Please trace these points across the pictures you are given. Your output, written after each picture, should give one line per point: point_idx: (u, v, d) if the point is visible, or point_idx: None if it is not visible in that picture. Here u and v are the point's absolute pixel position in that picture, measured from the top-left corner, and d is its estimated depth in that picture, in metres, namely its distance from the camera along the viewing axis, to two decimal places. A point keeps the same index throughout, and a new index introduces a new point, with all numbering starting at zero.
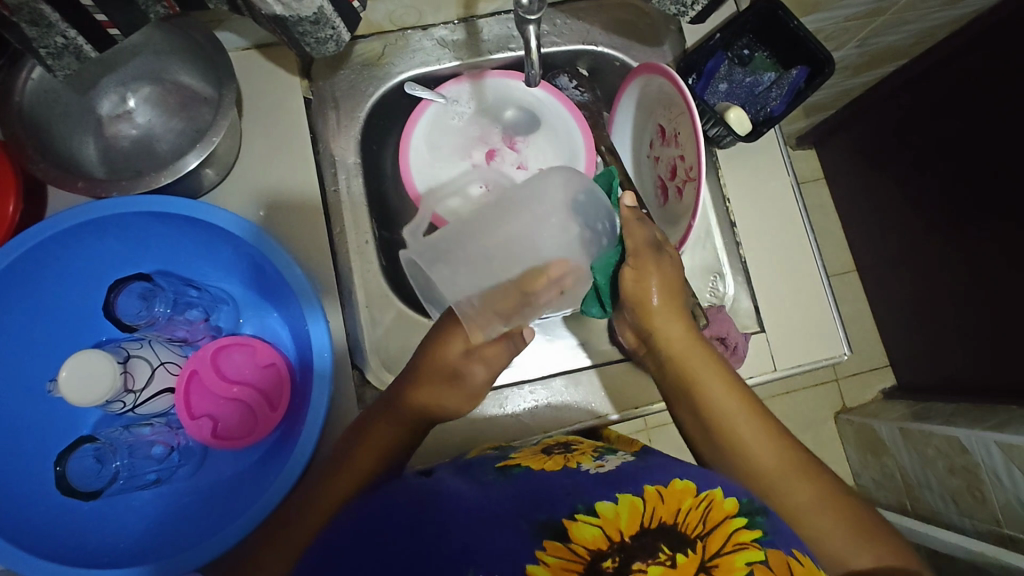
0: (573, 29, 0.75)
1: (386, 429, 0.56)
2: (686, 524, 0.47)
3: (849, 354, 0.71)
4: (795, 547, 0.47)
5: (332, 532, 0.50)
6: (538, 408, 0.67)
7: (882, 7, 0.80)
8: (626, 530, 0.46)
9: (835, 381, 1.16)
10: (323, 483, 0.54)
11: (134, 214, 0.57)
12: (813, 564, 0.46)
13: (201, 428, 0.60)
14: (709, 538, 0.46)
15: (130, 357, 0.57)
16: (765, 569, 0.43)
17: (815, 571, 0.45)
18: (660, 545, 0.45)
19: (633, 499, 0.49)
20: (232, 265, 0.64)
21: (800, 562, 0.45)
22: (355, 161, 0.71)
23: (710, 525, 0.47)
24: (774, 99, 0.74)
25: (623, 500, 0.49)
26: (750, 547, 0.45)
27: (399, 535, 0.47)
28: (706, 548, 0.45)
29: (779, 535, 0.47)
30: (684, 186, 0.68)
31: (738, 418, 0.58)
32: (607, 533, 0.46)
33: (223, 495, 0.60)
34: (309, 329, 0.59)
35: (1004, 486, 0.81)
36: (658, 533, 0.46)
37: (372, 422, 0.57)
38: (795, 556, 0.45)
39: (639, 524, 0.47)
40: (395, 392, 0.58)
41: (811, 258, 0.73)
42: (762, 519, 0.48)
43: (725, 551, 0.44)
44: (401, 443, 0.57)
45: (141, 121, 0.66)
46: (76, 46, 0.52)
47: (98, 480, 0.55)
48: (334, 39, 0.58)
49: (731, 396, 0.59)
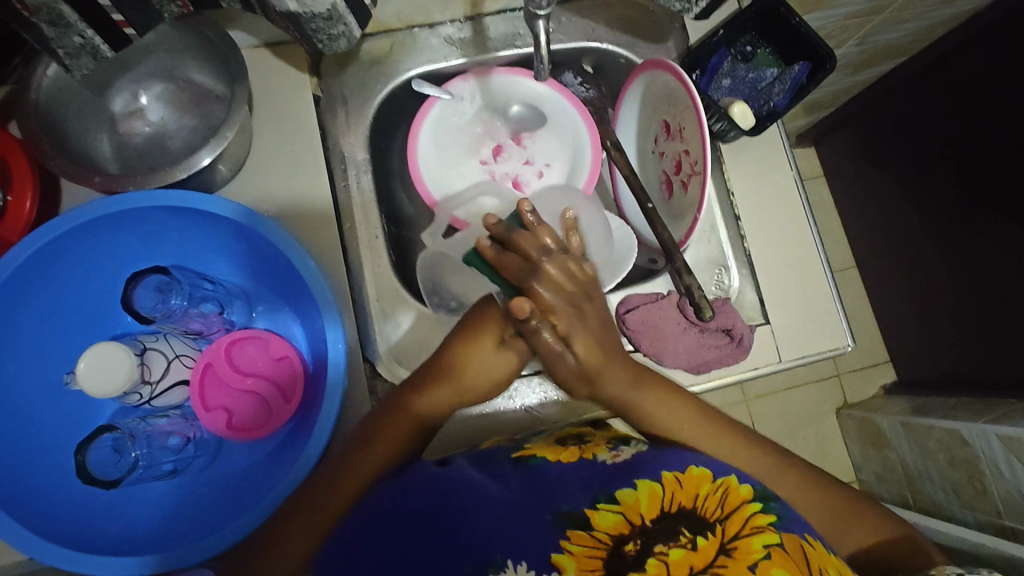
0: (578, 26, 0.76)
1: (400, 426, 0.56)
2: (705, 508, 0.48)
3: (853, 346, 0.72)
4: (808, 531, 0.48)
5: (354, 523, 0.50)
6: (547, 402, 0.68)
7: (881, 6, 0.81)
8: (646, 515, 0.48)
9: (836, 376, 1.18)
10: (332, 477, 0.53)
11: (149, 209, 0.58)
12: (824, 549, 0.47)
13: (216, 420, 0.61)
14: (727, 521, 0.47)
15: (145, 350, 0.58)
16: (783, 553, 0.44)
17: (828, 556, 0.46)
18: (681, 529, 0.46)
19: (652, 485, 0.51)
20: (243, 260, 0.64)
21: (813, 547, 0.47)
22: (364, 158, 0.72)
23: (728, 510, 0.48)
24: (778, 94, 0.77)
25: (642, 487, 0.51)
26: (767, 531, 0.46)
27: (425, 523, 0.50)
28: (724, 531, 0.46)
29: (792, 519, 0.49)
30: (690, 181, 0.69)
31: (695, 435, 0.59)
32: (627, 519, 0.48)
33: (236, 486, 0.61)
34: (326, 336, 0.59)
35: (1004, 477, 0.82)
36: (679, 518, 0.47)
37: (386, 416, 0.56)
38: (809, 541, 0.47)
39: (659, 509, 0.48)
40: (397, 396, 0.57)
41: (815, 251, 0.74)
42: (776, 504, 0.50)
43: (743, 534, 0.46)
44: (413, 440, 0.57)
45: (154, 119, 0.67)
46: (92, 46, 0.53)
47: (117, 470, 0.56)
48: (345, 35, 0.58)
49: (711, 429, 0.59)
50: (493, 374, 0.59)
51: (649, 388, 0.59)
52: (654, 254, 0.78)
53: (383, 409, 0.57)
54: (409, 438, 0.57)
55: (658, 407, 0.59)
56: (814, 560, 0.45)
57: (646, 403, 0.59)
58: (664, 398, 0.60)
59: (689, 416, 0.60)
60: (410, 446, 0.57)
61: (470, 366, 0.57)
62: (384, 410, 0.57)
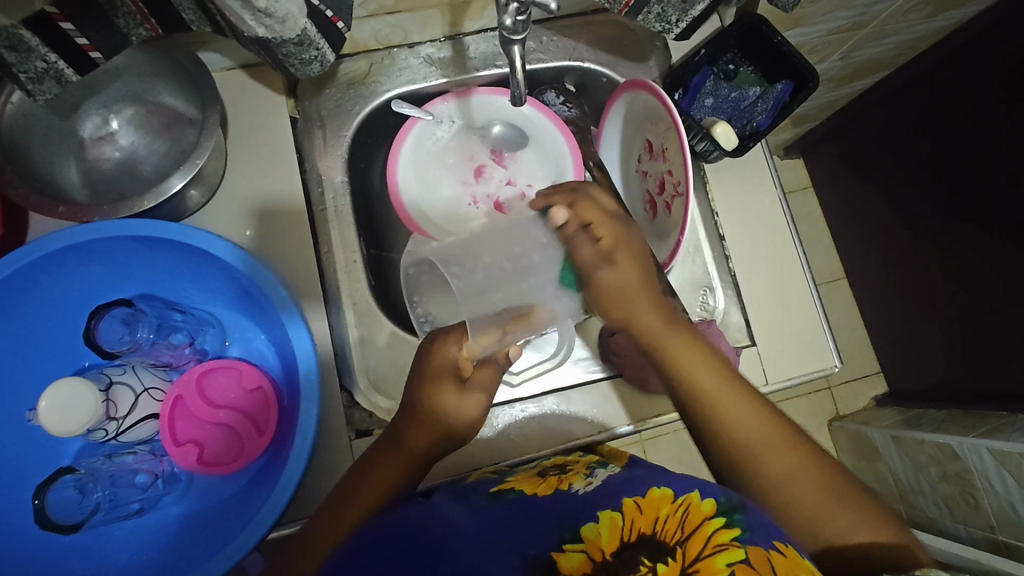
0: (559, 46, 0.76)
1: (388, 459, 0.58)
2: (664, 533, 0.47)
3: (840, 366, 0.71)
4: (776, 538, 0.46)
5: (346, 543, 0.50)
6: (528, 427, 0.67)
7: (865, 21, 0.80)
8: (607, 549, 0.46)
9: (827, 390, 1.18)
10: (343, 505, 0.55)
11: (106, 242, 0.56)
12: (798, 553, 0.45)
13: (187, 455, 0.58)
14: (688, 543, 0.46)
15: (112, 384, 0.55)
16: (746, 569, 0.43)
17: (801, 562, 0.45)
18: (640, 558, 0.45)
19: (612, 515, 0.49)
20: (215, 288, 0.62)
21: (783, 555, 0.44)
22: (342, 180, 0.71)
23: (689, 530, 0.47)
24: (760, 113, 0.75)
25: (602, 518, 0.49)
26: (730, 547, 0.44)
27: (395, 558, 0.47)
28: (685, 554, 0.45)
29: (760, 528, 0.46)
30: (673, 202, 0.69)
31: (733, 411, 0.54)
32: (590, 556, 0.46)
33: (212, 520, 0.59)
34: (291, 338, 0.58)
35: (996, 491, 0.82)
36: (638, 546, 0.46)
37: (374, 461, 0.58)
38: (777, 548, 0.45)
39: (619, 541, 0.47)
40: (392, 432, 0.59)
41: (802, 273, 0.72)
42: (741, 515, 0.47)
43: (705, 554, 0.44)
44: (408, 473, 0.58)
45: (124, 143, 0.65)
46: (56, 71, 0.52)
47: (79, 512, 0.53)
48: (318, 59, 0.56)
49: (746, 411, 0.54)
50: (466, 416, 0.60)
51: (682, 331, 0.58)
52: None
53: (373, 451, 0.59)
54: (405, 474, 0.58)
55: (688, 355, 0.56)
56: (782, 570, 0.43)
57: (673, 345, 0.57)
58: (691, 345, 0.57)
59: (716, 366, 0.56)
60: (405, 480, 0.57)
61: (466, 406, 0.59)
62: (378, 449, 0.59)
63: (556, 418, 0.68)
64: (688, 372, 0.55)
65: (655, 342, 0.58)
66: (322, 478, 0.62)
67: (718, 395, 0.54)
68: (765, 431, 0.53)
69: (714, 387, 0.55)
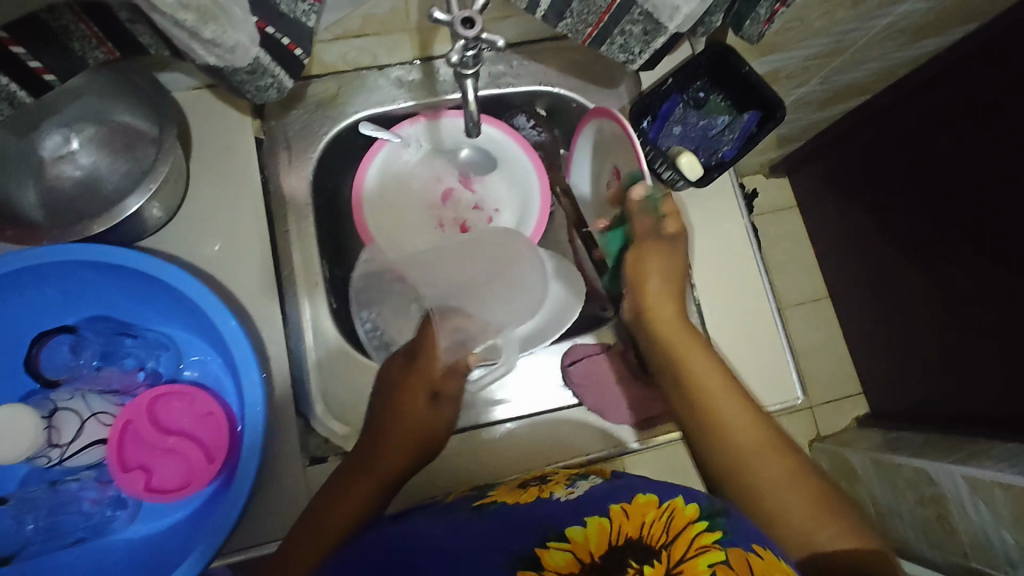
0: (529, 71, 0.76)
1: (362, 484, 0.57)
2: (650, 536, 0.46)
3: (803, 398, 0.71)
4: (755, 542, 0.45)
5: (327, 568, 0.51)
6: (486, 455, 0.66)
7: (841, 47, 0.80)
8: (594, 551, 0.45)
9: (810, 410, 1.18)
10: (307, 534, 0.55)
11: (49, 266, 0.56)
12: (775, 557, 0.44)
13: (135, 481, 0.57)
14: (671, 545, 0.44)
15: (56, 411, 0.56)
16: (727, 569, 0.41)
17: (777, 564, 0.44)
18: (628, 561, 0.43)
19: (599, 520, 0.48)
20: (169, 312, 0.62)
21: (762, 557, 0.43)
22: (306, 202, 0.71)
23: (673, 533, 0.46)
24: (727, 143, 0.76)
25: (590, 523, 0.48)
26: (711, 548, 0.43)
27: None
28: (670, 556, 0.43)
29: (740, 532, 0.46)
30: (637, 231, 0.68)
31: (731, 410, 0.56)
32: (577, 557, 0.44)
33: (158, 547, 0.59)
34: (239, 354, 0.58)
35: (969, 518, 0.81)
36: (625, 549, 0.45)
37: (343, 485, 0.57)
38: (755, 551, 0.44)
39: (607, 543, 0.45)
40: (357, 457, 0.59)
41: (766, 303, 0.72)
42: (722, 520, 0.47)
43: (688, 556, 0.43)
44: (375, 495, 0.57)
45: (85, 162, 0.64)
46: (8, 94, 0.51)
47: (14, 543, 0.56)
48: (275, 86, 0.56)
49: (745, 415, 0.56)
50: (434, 425, 0.61)
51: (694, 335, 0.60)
52: (605, 302, 0.76)
53: (339, 477, 0.58)
54: (372, 495, 0.57)
55: (696, 353, 0.58)
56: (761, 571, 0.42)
57: (681, 342, 0.59)
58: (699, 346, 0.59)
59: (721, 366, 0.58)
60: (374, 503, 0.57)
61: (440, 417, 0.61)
62: (339, 480, 0.58)
63: (519, 444, 0.67)
64: (695, 367, 0.58)
65: (671, 340, 0.60)
66: (277, 502, 0.61)
67: (719, 393, 0.57)
68: (759, 441, 0.55)
69: (714, 384, 0.57)
